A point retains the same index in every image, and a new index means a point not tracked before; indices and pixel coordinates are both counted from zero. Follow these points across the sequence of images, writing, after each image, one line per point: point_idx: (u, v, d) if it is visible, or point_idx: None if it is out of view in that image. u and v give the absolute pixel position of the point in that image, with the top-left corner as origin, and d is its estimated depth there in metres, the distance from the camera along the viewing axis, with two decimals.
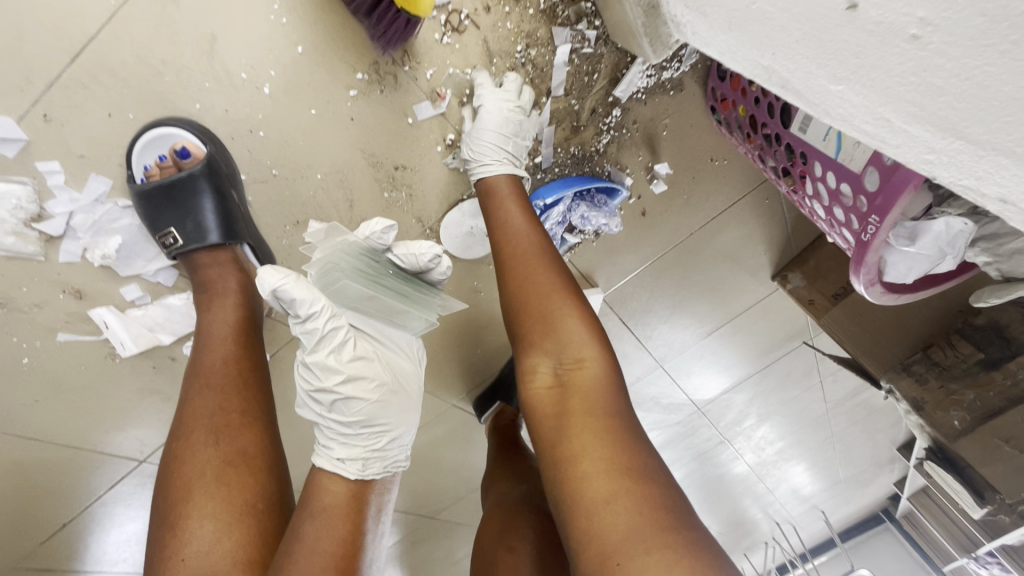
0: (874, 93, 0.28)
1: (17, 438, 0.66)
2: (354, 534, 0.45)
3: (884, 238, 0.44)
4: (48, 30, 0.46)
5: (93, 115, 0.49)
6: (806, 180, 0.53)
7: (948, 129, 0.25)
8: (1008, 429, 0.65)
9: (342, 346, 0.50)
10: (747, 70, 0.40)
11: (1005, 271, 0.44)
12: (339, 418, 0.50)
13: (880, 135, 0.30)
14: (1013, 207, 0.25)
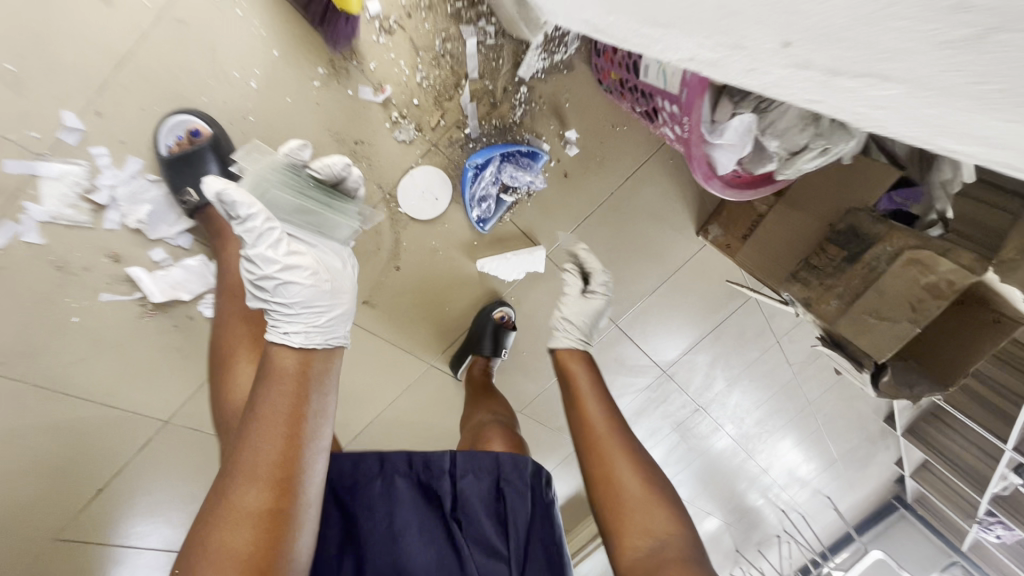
0: (626, 15, 0.47)
1: (62, 399, 0.78)
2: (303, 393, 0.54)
3: (701, 136, 0.62)
4: (92, 49, 0.64)
5: (129, 111, 0.67)
6: (658, 114, 0.71)
7: (656, 23, 0.43)
8: (872, 303, 0.80)
9: (279, 241, 0.58)
10: (585, 26, 0.59)
11: (789, 149, 0.61)
12: (282, 301, 0.58)
13: (643, 43, 0.49)
14: (697, 60, 0.43)
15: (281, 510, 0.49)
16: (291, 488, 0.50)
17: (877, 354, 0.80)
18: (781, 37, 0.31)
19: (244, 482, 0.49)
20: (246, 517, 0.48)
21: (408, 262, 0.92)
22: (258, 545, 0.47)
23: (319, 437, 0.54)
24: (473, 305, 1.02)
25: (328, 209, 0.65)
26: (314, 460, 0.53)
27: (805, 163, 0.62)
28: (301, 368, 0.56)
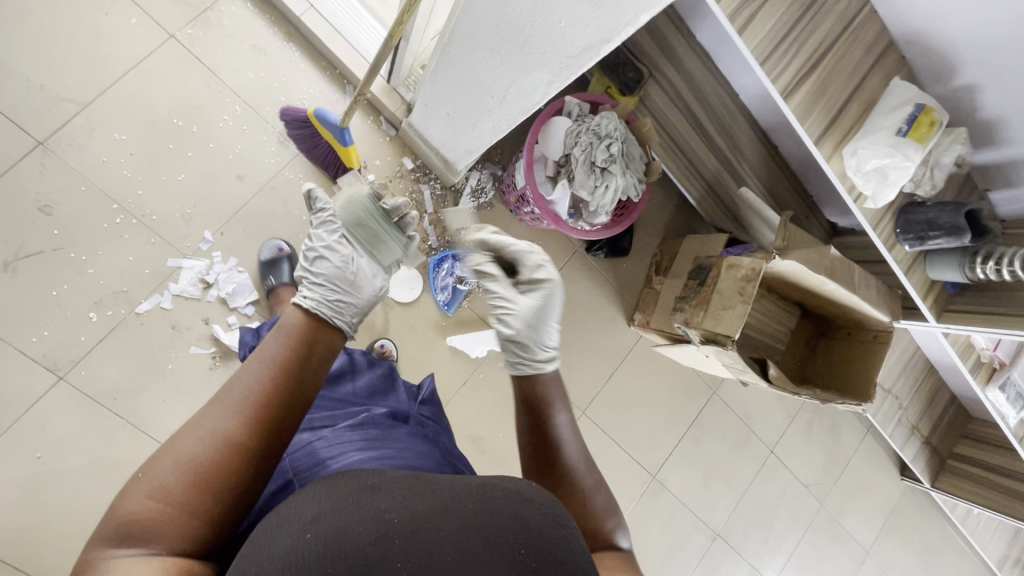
0: (469, 135, 1.02)
1: (147, 432, 1.12)
2: (293, 356, 0.72)
3: (541, 195, 1.10)
4: (219, 198, 1.15)
5: (235, 230, 1.16)
6: (528, 204, 1.22)
7: (472, 126, 0.97)
8: (720, 298, 1.12)
9: (333, 237, 0.97)
10: (467, 159, 1.15)
11: (589, 192, 1.07)
12: (315, 271, 0.93)
13: (479, 142, 1.02)
14: (493, 131, 0.94)
15: (242, 438, 0.62)
16: (256, 424, 0.63)
17: (731, 329, 1.07)
18: (484, 97, 0.83)
19: (221, 410, 0.63)
20: (213, 434, 0.61)
21: (397, 336, 1.31)
22: (215, 453, 0.60)
23: (294, 394, 0.69)
24: (449, 375, 1.35)
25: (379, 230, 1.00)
26: (285, 409, 0.67)
27: (603, 199, 1.07)
28: (304, 333, 0.76)
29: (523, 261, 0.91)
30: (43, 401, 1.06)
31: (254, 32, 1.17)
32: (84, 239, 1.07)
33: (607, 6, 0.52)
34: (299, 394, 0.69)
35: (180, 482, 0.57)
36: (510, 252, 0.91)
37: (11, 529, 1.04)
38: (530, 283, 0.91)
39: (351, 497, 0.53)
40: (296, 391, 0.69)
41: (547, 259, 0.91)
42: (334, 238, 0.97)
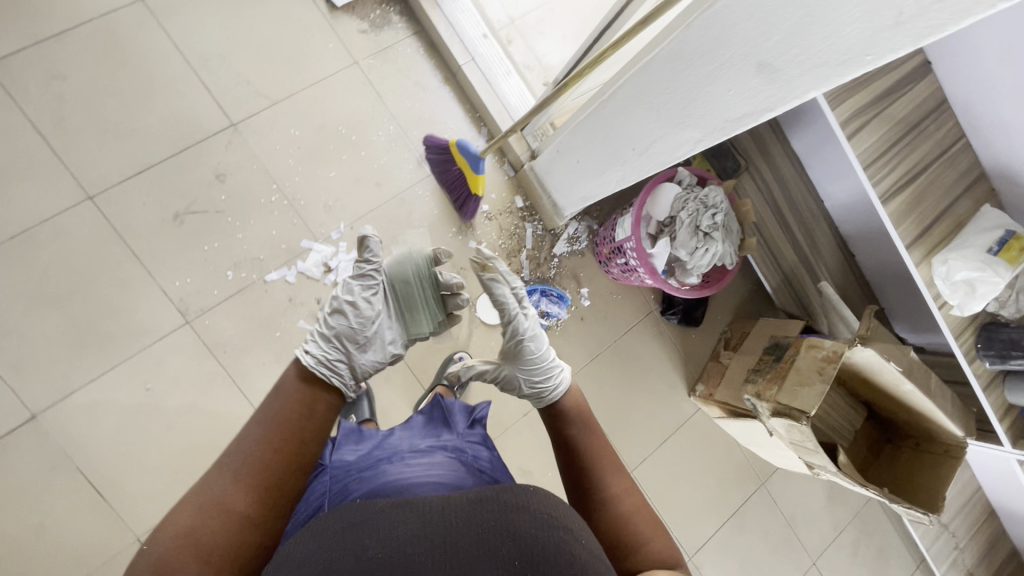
0: (592, 183, 1.16)
1: (241, 388, 1.21)
2: (290, 417, 0.76)
3: (644, 248, 1.21)
4: (357, 198, 1.31)
5: (363, 227, 1.31)
6: (623, 255, 1.32)
7: (600, 175, 1.11)
8: (798, 378, 1.17)
9: (366, 296, 0.92)
10: (577, 205, 1.29)
11: (689, 253, 1.18)
12: (329, 319, 0.91)
13: (599, 191, 1.16)
14: (619, 181, 1.07)
15: (240, 505, 0.66)
16: (252, 488, 0.68)
17: (809, 406, 1.11)
18: (624, 147, 0.97)
19: (219, 479, 0.68)
20: (212, 503, 0.66)
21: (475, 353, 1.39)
22: (208, 518, 0.64)
23: (292, 453, 0.73)
24: (513, 401, 1.41)
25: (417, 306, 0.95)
26: (282, 470, 0.71)
27: (702, 261, 1.18)
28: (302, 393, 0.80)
29: (520, 329, 0.89)
30: (167, 338, 1.18)
31: (419, 71, 1.38)
32: (242, 208, 1.23)
33: (780, 78, 0.64)
34: (296, 453, 0.73)
35: (181, 551, 0.61)
36: (504, 307, 0.88)
37: (107, 447, 1.14)
38: (522, 342, 0.89)
39: (345, 529, 0.55)
40: (295, 451, 0.74)
41: (536, 331, 0.89)
42: (366, 297, 0.92)
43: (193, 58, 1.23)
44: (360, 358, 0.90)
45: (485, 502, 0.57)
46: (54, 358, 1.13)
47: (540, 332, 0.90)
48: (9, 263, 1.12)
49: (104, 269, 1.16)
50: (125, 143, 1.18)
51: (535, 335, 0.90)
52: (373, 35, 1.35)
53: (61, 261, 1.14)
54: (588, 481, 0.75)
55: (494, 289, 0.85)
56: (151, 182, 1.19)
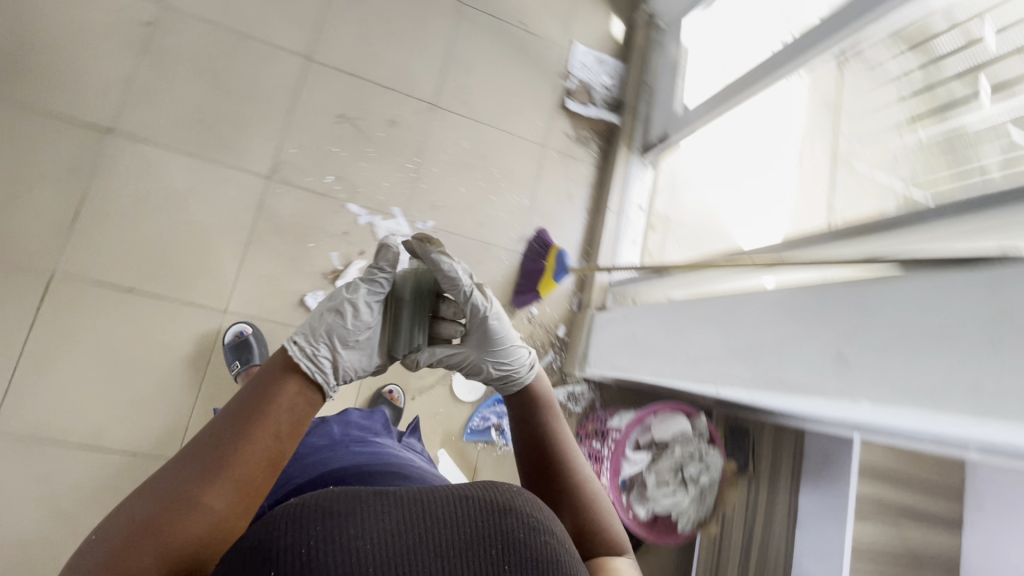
0: (630, 363, 1.19)
1: (246, 254, 1.24)
2: (268, 404, 0.60)
3: (625, 449, 1.17)
4: (458, 219, 1.42)
5: (443, 238, 1.40)
6: (603, 437, 1.29)
7: (643, 358, 1.14)
8: None
9: (371, 304, 0.76)
10: (602, 368, 1.31)
11: (655, 482, 1.15)
12: (324, 314, 0.74)
13: (631, 368, 1.19)
14: (651, 371, 1.09)
15: (205, 498, 0.52)
16: (216, 482, 0.53)
17: None
18: (680, 347, 1.01)
19: (181, 468, 0.54)
20: (164, 499, 0.52)
21: (423, 403, 1.34)
22: (165, 511, 0.51)
23: (267, 442, 0.57)
24: None
25: (417, 329, 0.80)
26: (257, 464, 0.56)
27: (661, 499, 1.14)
28: (292, 374, 0.64)
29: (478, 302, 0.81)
30: (245, 176, 1.27)
31: (577, 188, 1.56)
32: (383, 151, 1.38)
33: (845, 375, 0.67)
34: (272, 440, 0.58)
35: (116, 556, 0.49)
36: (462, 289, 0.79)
37: (119, 198, 1.18)
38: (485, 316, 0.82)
39: (317, 506, 0.45)
40: (269, 438, 0.57)
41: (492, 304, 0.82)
42: (370, 302, 0.76)
43: (452, 53, 1.49)
44: (345, 365, 0.73)
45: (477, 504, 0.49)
46: (164, 117, 1.23)
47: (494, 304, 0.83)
48: (215, 44, 1.29)
49: (262, 102, 1.31)
50: (361, 53, 1.40)
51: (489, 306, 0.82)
52: (571, 141, 1.58)
53: (244, 72, 1.30)
54: (549, 471, 0.72)
55: (452, 273, 0.78)
56: (350, 86, 1.38)
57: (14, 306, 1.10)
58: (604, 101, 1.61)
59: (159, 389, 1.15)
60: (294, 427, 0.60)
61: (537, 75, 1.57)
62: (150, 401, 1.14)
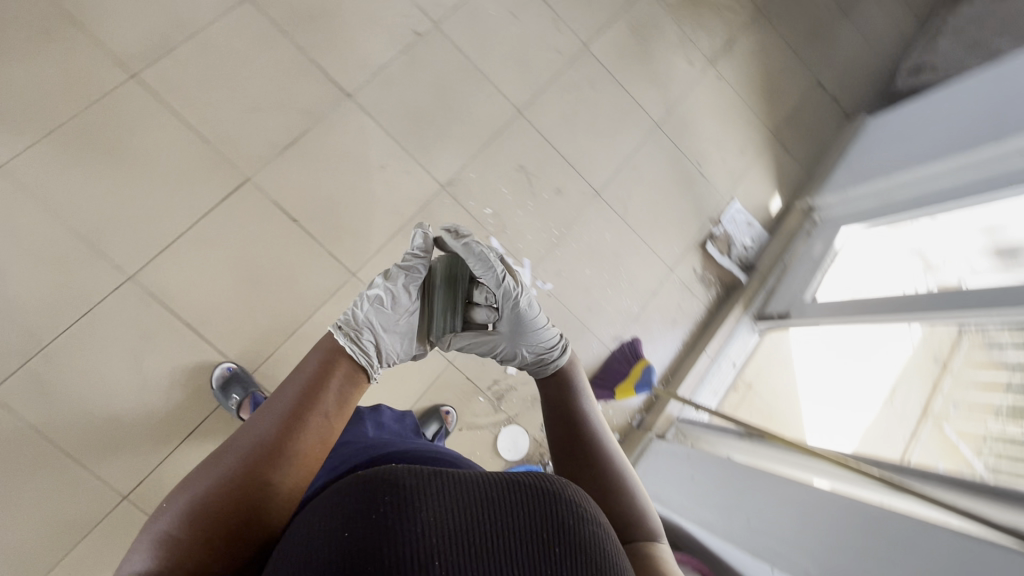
0: (686, 507, 1.22)
1: (392, 237, 1.37)
2: (308, 390, 0.70)
3: None
4: (574, 295, 1.50)
5: (554, 305, 1.47)
6: None
7: (706, 509, 1.17)
8: None
9: (406, 289, 0.91)
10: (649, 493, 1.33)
11: None
12: (371, 297, 0.90)
13: (686, 511, 1.21)
14: (713, 525, 1.11)
15: (255, 474, 0.60)
16: (276, 458, 0.62)
17: None
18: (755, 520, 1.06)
19: (235, 449, 0.63)
20: (230, 475, 0.60)
21: (465, 439, 1.36)
22: (221, 484, 0.59)
23: (315, 423, 0.67)
24: None
25: (450, 312, 0.94)
26: (308, 446, 0.65)
27: None
28: (328, 367, 0.74)
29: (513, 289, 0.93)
30: (425, 176, 1.42)
31: (684, 316, 1.62)
32: (540, 209, 1.51)
33: None
34: (310, 418, 0.67)
35: (190, 525, 0.56)
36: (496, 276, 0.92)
37: (325, 146, 1.34)
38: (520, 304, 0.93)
39: (374, 477, 0.46)
40: (316, 421, 0.67)
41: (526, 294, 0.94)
42: (407, 287, 0.92)
43: (631, 160, 1.64)
44: (387, 341, 0.87)
45: (526, 491, 0.48)
46: (390, 101, 1.41)
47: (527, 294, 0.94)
48: (457, 66, 1.49)
49: (467, 126, 1.47)
50: (561, 125, 1.57)
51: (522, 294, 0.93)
52: (697, 277, 1.66)
53: (467, 97, 1.48)
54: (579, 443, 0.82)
55: (476, 253, 0.91)
56: (539, 147, 1.54)
57: (201, 190, 1.24)
58: (739, 258, 1.71)
59: (269, 310, 1.26)
60: (332, 410, 0.70)
61: (693, 209, 1.69)
62: (257, 316, 1.25)
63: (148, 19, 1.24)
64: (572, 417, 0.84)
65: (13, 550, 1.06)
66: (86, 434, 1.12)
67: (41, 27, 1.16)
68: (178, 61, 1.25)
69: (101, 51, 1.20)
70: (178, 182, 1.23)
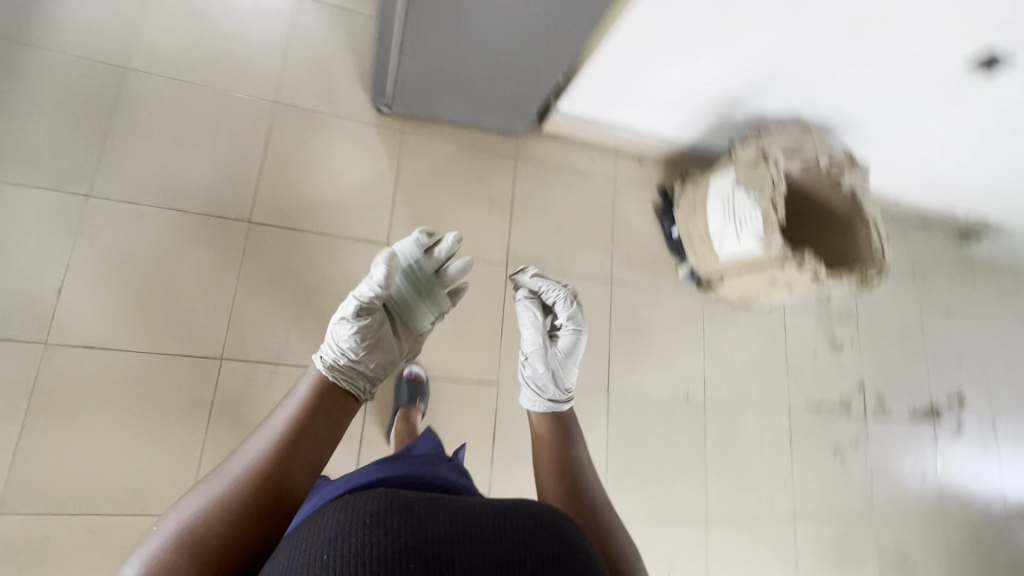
0: None
1: None
2: (303, 412, 0.75)
3: None
4: None
5: None
6: None
7: None
8: None
9: (364, 313, 0.87)
10: None
11: None
12: (336, 335, 0.86)
13: None
14: None
15: (242, 498, 0.67)
16: (262, 488, 0.68)
17: None
18: None
19: (226, 473, 0.69)
20: (223, 505, 0.66)
21: None
22: (212, 507, 0.66)
23: (300, 446, 0.72)
24: None
25: (421, 318, 0.93)
26: (289, 470, 0.71)
27: None
28: (322, 391, 0.79)
29: (565, 318, 1.06)
30: None
31: None
32: None
33: None
34: (298, 438, 0.73)
35: (189, 552, 0.63)
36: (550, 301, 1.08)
37: None
38: (564, 330, 1.06)
39: (348, 516, 0.53)
40: (301, 442, 0.73)
41: (575, 320, 1.06)
42: (369, 314, 0.87)
43: None
44: (377, 363, 0.88)
45: (481, 520, 0.53)
46: (630, 420, 1.53)
47: (579, 324, 1.06)
48: (694, 440, 1.58)
49: (663, 489, 1.52)
50: (728, 557, 1.54)
51: (567, 326, 1.06)
52: None
53: (681, 468, 1.55)
54: (571, 489, 0.84)
55: (529, 278, 1.09)
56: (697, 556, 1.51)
57: (466, 362, 1.42)
58: None
59: None
60: (319, 431, 0.75)
61: None
62: None
63: (546, 244, 1.56)
64: (562, 471, 0.87)
65: (101, 472, 1.11)
66: (231, 442, 1.21)
67: (492, 200, 1.54)
68: None
69: (506, 238, 1.53)
70: (460, 346, 1.42)
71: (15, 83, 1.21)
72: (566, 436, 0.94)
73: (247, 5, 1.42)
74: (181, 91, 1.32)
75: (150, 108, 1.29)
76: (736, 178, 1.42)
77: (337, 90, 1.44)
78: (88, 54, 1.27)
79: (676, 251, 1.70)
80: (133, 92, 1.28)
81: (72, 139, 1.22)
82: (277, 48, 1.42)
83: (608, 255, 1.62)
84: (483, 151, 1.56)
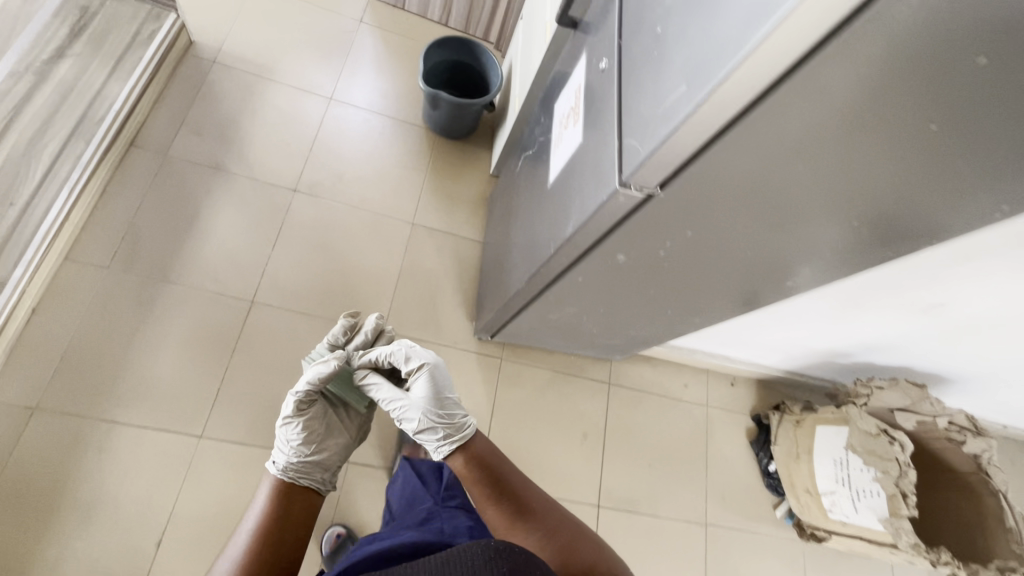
0: None
1: None
2: (273, 510, 0.82)
3: None
4: None
5: None
6: None
7: None
8: None
9: (299, 410, 0.99)
10: None
11: None
12: (283, 440, 0.97)
13: None
14: None
15: None
16: None
17: None
18: None
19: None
20: None
21: None
22: None
23: (275, 542, 0.78)
24: None
25: (354, 398, 1.07)
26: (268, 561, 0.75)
27: None
28: (284, 488, 0.87)
29: (403, 360, 1.04)
30: None
31: None
32: None
33: None
34: (271, 533, 0.79)
35: None
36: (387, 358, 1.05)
37: None
38: (414, 376, 1.03)
39: None
40: (275, 538, 0.78)
41: (414, 358, 1.03)
42: (304, 409, 0.99)
43: None
44: (325, 449, 0.98)
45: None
46: None
47: (420, 359, 1.03)
48: None
49: None
50: None
51: (411, 366, 1.03)
52: None
53: None
54: (516, 516, 0.80)
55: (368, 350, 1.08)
56: None
57: None
58: None
59: None
60: (286, 520, 0.81)
61: None
62: None
63: (638, 481, 1.50)
64: (498, 503, 0.81)
65: None
66: None
67: (585, 432, 1.51)
68: (627, 524, 1.45)
69: (596, 474, 1.48)
70: None
71: (155, 323, 1.28)
72: (488, 461, 0.88)
73: (367, 234, 1.51)
74: (301, 325, 1.37)
75: (268, 342, 1.33)
76: (852, 442, 1.32)
77: (441, 317, 1.48)
78: (222, 288, 1.35)
79: (774, 489, 1.59)
80: (256, 325, 1.34)
81: (196, 376, 1.26)
82: (388, 275, 1.49)
83: (700, 493, 1.54)
84: (578, 379, 1.56)
